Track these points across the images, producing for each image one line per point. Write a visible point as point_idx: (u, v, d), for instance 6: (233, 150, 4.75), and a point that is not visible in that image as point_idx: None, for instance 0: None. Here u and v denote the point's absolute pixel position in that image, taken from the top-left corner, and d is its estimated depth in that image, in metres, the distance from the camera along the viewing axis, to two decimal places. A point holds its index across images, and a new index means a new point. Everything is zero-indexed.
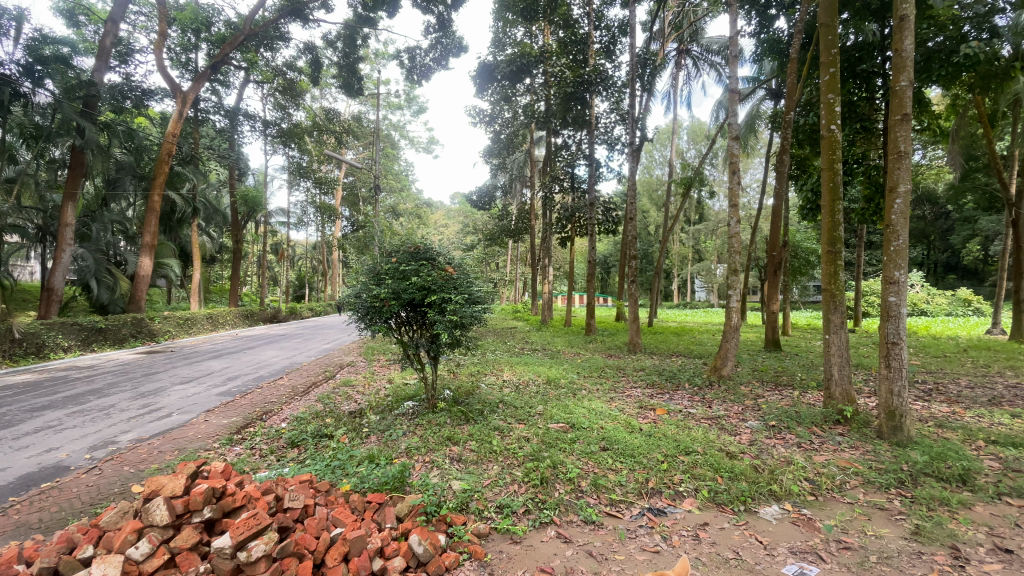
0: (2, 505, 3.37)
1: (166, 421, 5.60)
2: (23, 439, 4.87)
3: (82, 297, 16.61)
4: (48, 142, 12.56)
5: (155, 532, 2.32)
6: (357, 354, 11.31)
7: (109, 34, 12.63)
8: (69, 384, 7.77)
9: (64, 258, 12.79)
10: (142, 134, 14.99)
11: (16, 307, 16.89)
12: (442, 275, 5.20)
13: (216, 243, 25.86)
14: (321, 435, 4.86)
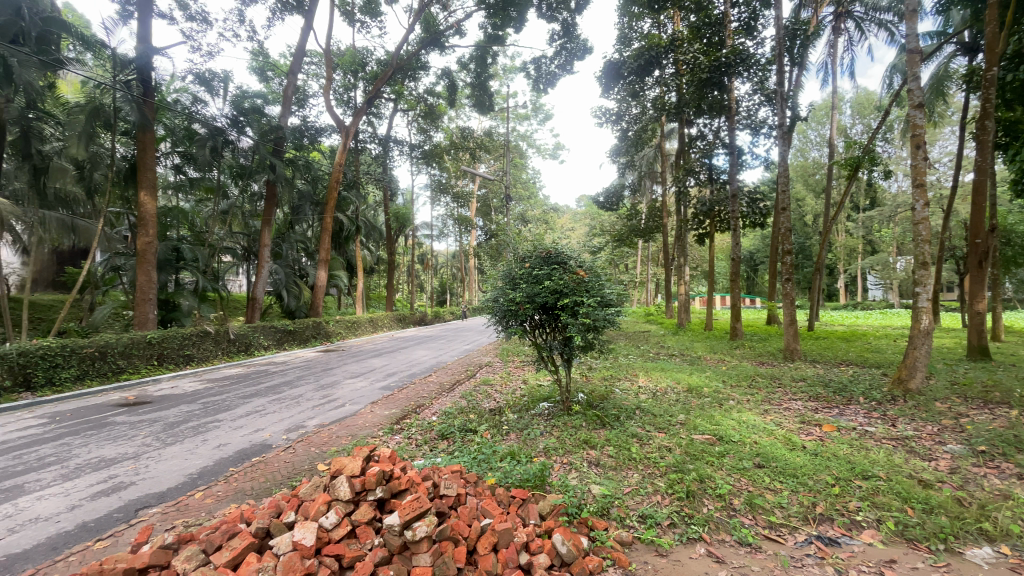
0: (226, 473, 4.23)
1: (340, 410, 6.52)
2: (239, 420, 6.06)
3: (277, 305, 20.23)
4: (250, 178, 15.48)
5: (340, 505, 2.69)
6: (494, 355, 11.91)
7: (290, 83, 15.13)
8: (270, 376, 9.50)
9: (263, 273, 15.58)
10: (316, 165, 17.69)
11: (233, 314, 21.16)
12: (574, 278, 5.22)
13: (373, 256, 29.34)
14: (466, 429, 5.20)
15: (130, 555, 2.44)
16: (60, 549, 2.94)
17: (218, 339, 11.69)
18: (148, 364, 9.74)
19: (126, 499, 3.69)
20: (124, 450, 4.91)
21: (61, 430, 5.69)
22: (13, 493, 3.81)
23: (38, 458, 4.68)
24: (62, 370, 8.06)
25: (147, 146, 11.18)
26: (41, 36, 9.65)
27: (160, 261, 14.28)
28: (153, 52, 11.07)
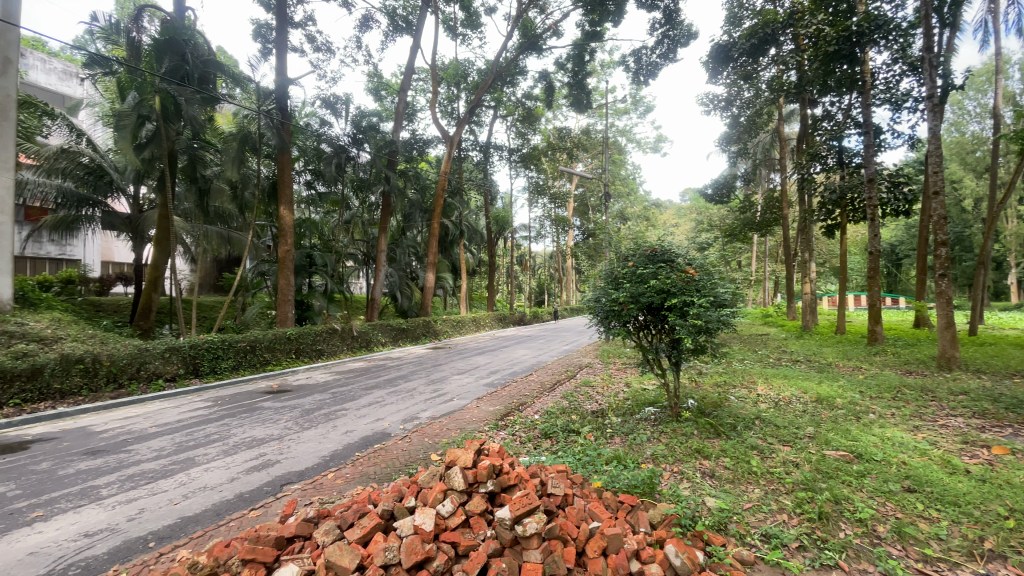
0: (353, 457, 4.67)
1: (448, 404, 6.88)
2: (362, 410, 6.66)
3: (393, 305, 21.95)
4: (367, 190, 16.95)
5: (455, 495, 2.84)
6: (595, 357, 11.73)
7: (401, 100, 16.32)
8: (386, 371, 10.31)
9: (380, 275, 16.95)
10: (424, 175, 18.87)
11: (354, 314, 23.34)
12: (682, 277, 4.97)
13: (476, 258, 30.48)
14: (570, 430, 5.21)
15: (280, 524, 2.80)
16: (223, 515, 3.45)
17: (343, 336, 12.95)
18: (288, 357, 11.10)
19: (273, 475, 4.24)
20: (271, 432, 5.65)
21: (222, 412, 6.70)
22: (188, 464, 4.56)
23: (206, 435, 5.55)
24: (222, 361, 9.48)
25: (285, 166, 12.77)
26: (201, 75, 11.16)
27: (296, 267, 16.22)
28: (288, 83, 12.60)
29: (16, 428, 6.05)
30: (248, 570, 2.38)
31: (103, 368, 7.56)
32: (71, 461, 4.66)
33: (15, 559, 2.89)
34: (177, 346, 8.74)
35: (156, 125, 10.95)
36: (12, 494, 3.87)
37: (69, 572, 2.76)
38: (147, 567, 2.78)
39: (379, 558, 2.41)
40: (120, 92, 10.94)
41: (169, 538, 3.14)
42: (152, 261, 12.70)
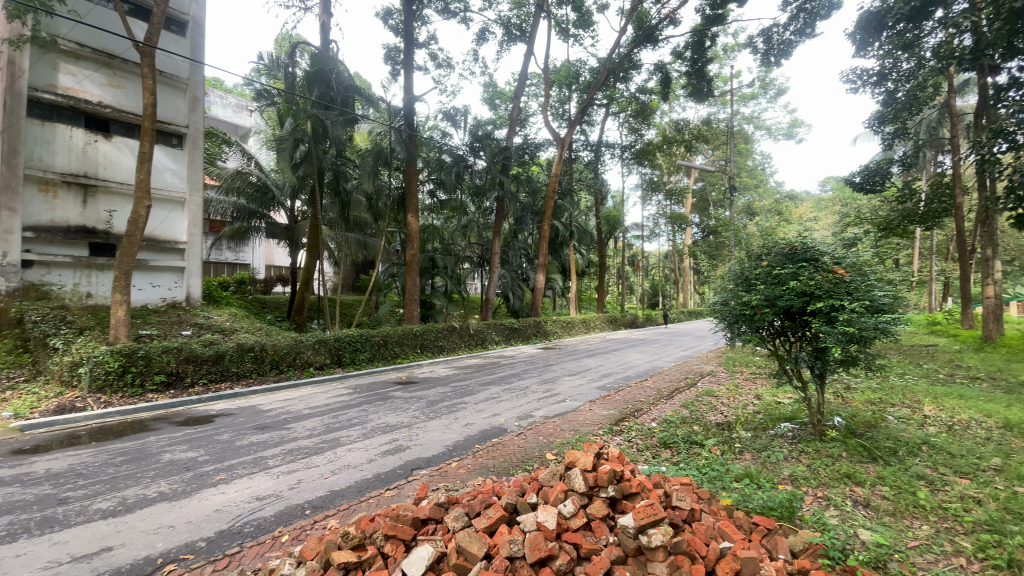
0: (474, 449, 4.91)
1: (562, 405, 6.92)
2: (480, 404, 6.98)
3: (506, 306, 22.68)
4: (483, 195, 17.74)
5: (576, 496, 2.86)
6: (717, 364, 10.95)
7: (515, 107, 16.81)
8: (501, 368, 10.69)
9: (495, 276, 17.60)
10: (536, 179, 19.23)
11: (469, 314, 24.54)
12: (829, 278, 4.47)
13: (586, 259, 30.24)
14: (692, 441, 4.94)
15: (414, 505, 3.04)
16: (362, 493, 3.84)
17: (461, 333, 13.68)
18: (413, 351, 12.04)
19: (404, 459, 4.62)
20: (401, 419, 6.18)
21: (360, 399, 7.47)
22: (334, 443, 5.17)
23: (349, 418, 6.24)
24: (360, 353, 10.59)
25: (412, 177, 13.84)
26: (343, 99, 12.59)
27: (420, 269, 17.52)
28: (414, 100, 13.67)
29: (205, 404, 7.35)
30: (390, 544, 2.63)
31: (268, 356, 8.87)
32: (246, 434, 5.54)
33: (207, 512, 3.51)
34: (324, 338, 9.93)
35: (307, 146, 12.58)
36: (203, 458, 4.71)
37: (246, 528, 3.28)
38: (306, 531, 3.21)
39: (504, 550, 2.50)
40: (280, 120, 12.78)
41: (320, 508, 3.58)
42: (304, 264, 14.61)
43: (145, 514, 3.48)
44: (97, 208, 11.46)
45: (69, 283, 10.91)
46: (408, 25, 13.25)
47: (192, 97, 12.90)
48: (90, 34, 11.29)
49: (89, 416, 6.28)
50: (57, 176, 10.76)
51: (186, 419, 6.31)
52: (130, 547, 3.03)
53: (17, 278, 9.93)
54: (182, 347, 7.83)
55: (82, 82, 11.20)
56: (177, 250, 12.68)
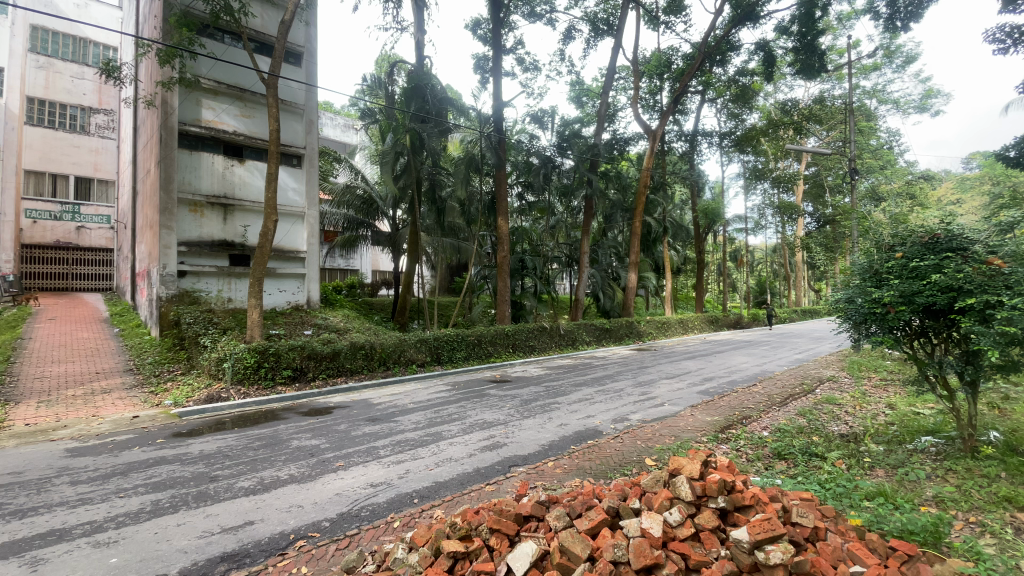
0: (569, 450, 4.92)
1: (660, 409, 6.68)
2: (574, 405, 6.96)
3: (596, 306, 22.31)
4: (571, 195, 17.67)
5: (682, 505, 2.75)
6: (839, 368, 9.86)
7: (603, 103, 16.48)
8: (594, 369, 10.55)
9: (585, 276, 17.44)
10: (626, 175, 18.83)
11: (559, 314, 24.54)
12: (982, 270, 3.85)
13: (681, 256, 28.79)
14: (811, 453, 4.51)
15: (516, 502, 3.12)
16: (465, 486, 4.02)
17: (552, 334, 13.74)
18: (506, 351, 12.33)
19: (502, 455, 4.76)
20: (498, 416, 6.36)
21: (458, 395, 7.81)
22: (437, 437, 5.46)
23: (449, 414, 6.56)
24: (456, 351, 11.08)
25: (501, 182, 14.17)
26: (437, 111, 13.20)
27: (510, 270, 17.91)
28: (503, 105, 13.98)
29: (324, 397, 8.14)
30: (495, 537, 2.72)
31: (376, 353, 9.60)
32: (359, 425, 6.05)
33: (330, 495, 3.89)
34: (425, 337, 10.54)
35: (407, 158, 13.40)
36: (324, 446, 5.23)
37: (362, 512, 3.58)
38: (414, 519, 3.43)
39: (608, 554, 2.47)
40: (381, 135, 13.74)
41: (427, 498, 3.81)
42: (405, 268, 15.61)
43: (280, 493, 3.95)
44: (235, 224, 13.18)
45: (214, 289, 12.70)
46: (496, 33, 13.59)
47: (308, 120, 14.34)
48: (226, 72, 13.02)
49: (233, 406, 7.25)
50: (204, 198, 12.55)
51: (309, 410, 7.03)
52: (268, 522, 3.45)
53: (174, 286, 11.96)
54: (305, 345, 8.73)
55: (220, 115, 12.94)
56: (297, 259, 14.17)
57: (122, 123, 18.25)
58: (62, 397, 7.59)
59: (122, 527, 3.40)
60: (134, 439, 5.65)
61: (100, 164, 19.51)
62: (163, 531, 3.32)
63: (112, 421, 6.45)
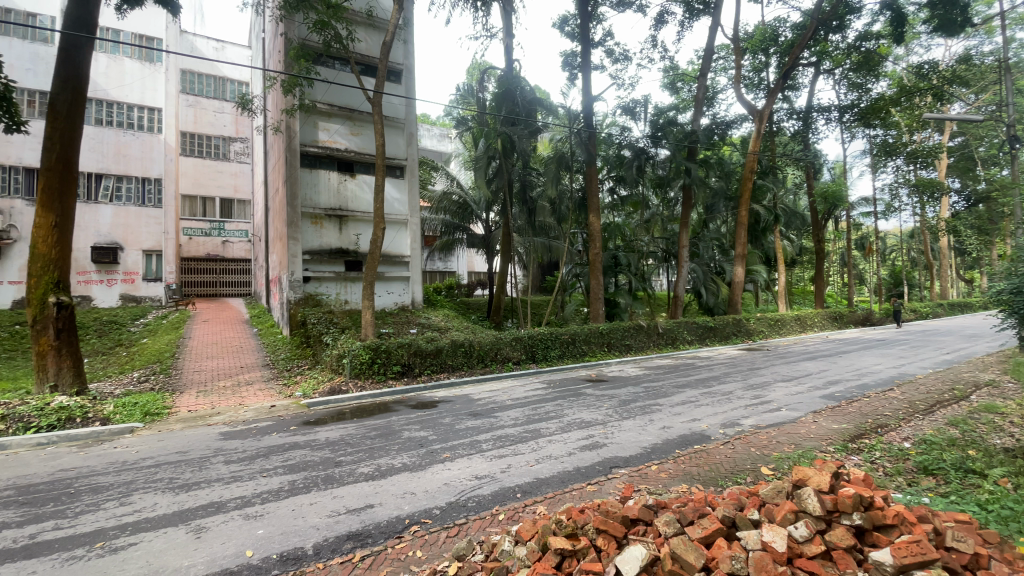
0: (674, 454, 4.73)
1: (776, 414, 6.17)
2: (677, 407, 6.66)
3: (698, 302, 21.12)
4: (667, 186, 16.93)
5: (810, 520, 2.51)
6: (1001, 371, 8.37)
7: (701, 86, 15.55)
8: (698, 370, 10.01)
9: (684, 272, 16.66)
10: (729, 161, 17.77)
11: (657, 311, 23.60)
12: None
13: (796, 246, 26.18)
14: (967, 469, 3.88)
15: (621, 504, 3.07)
16: (566, 484, 4.04)
17: (650, 332, 13.29)
18: (602, 349, 12.18)
19: (602, 456, 4.70)
20: (596, 416, 6.29)
21: (555, 394, 7.85)
22: (536, 434, 5.55)
23: (547, 411, 6.63)
24: (551, 350, 11.16)
25: (593, 178, 13.96)
26: (527, 112, 13.37)
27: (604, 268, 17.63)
28: (593, 100, 13.79)
29: (429, 391, 8.65)
30: (602, 538, 2.70)
31: (475, 351, 9.98)
32: (462, 420, 6.33)
33: (438, 485, 4.13)
34: (520, 336, 10.73)
35: (499, 161, 13.80)
36: (431, 437, 5.56)
37: (469, 503, 3.75)
38: (518, 513, 3.52)
39: (724, 565, 2.33)
40: (474, 141, 14.25)
41: (530, 493, 3.88)
42: (499, 269, 16.07)
43: (395, 480, 4.28)
44: (349, 233, 14.46)
45: (333, 292, 14.09)
46: (584, 27, 13.43)
47: (408, 133, 15.29)
48: (337, 96, 14.35)
49: (352, 398, 7.98)
50: (323, 211, 13.95)
51: (416, 404, 7.50)
52: (386, 506, 3.75)
53: (301, 290, 13.44)
54: (412, 342, 9.33)
55: (333, 135, 14.26)
56: (402, 263, 15.18)
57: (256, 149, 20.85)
58: (217, 388, 8.89)
59: (265, 502, 3.90)
60: (272, 425, 6.44)
61: (239, 186, 22.55)
62: (298, 508, 3.76)
63: (255, 409, 7.42)
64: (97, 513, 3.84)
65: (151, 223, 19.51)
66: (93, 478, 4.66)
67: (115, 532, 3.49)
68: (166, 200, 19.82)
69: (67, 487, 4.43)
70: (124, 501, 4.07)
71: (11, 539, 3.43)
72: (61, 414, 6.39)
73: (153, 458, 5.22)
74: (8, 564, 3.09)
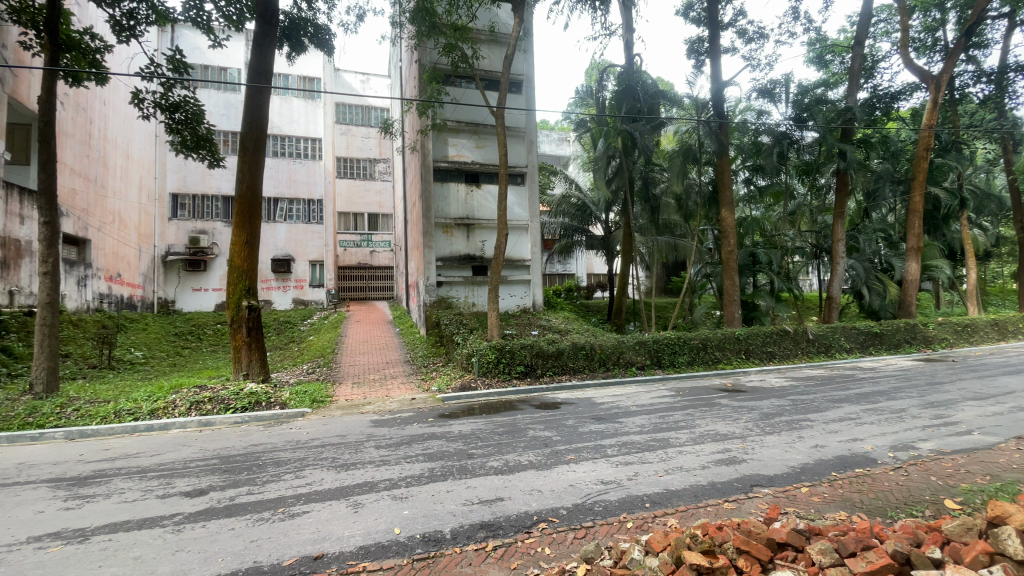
0: (828, 476, 4.20)
1: (967, 438, 5.11)
2: (833, 424, 5.87)
3: (857, 304, 18.36)
4: (816, 173, 15.02)
5: (1010, 565, 2.17)
6: None
7: (857, 56, 13.56)
8: (859, 383, 8.69)
9: (840, 269, 14.65)
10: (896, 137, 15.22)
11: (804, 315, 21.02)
12: None
13: (993, 235, 21.37)
14: None
15: (766, 526, 2.86)
16: (700, 498, 3.82)
17: (797, 339, 11.89)
18: (738, 357, 11.23)
19: (741, 472, 4.34)
20: (733, 429, 5.82)
21: (685, 402, 7.43)
22: (664, 443, 5.32)
23: (676, 420, 6.31)
24: (680, 355, 10.61)
25: (725, 169, 12.98)
26: (650, 107, 12.94)
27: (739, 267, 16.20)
28: (723, 86, 12.83)
29: (552, 392, 8.78)
30: (744, 559, 2.52)
31: (598, 354, 9.90)
32: (586, 423, 6.32)
33: (565, 485, 4.19)
34: (644, 340, 10.37)
35: (619, 160, 13.57)
36: (556, 438, 5.66)
37: (596, 507, 3.74)
38: (648, 523, 3.43)
39: None
40: (594, 141, 14.21)
41: (659, 504, 3.75)
42: (622, 270, 15.73)
43: (523, 476, 4.45)
44: (475, 239, 15.35)
45: (463, 295, 15.05)
46: (712, 10, 12.56)
47: (529, 140, 15.70)
48: (464, 112, 15.32)
49: (482, 395, 8.45)
50: (452, 220, 14.99)
51: (540, 404, 7.67)
52: (514, 501, 3.91)
53: (435, 294, 14.59)
54: (535, 344, 9.57)
55: (461, 149, 15.29)
56: (524, 266, 15.63)
57: (396, 167, 23.11)
58: (369, 380, 10.09)
59: (408, 486, 4.33)
60: (412, 416, 7.11)
61: (382, 202, 25.17)
62: (436, 494, 4.11)
63: (398, 401, 8.27)
64: (278, 483, 4.61)
65: (315, 237, 22.79)
66: (275, 453, 5.61)
67: (292, 501, 4.16)
68: (325, 217, 23.01)
69: (255, 459, 5.39)
70: (297, 475, 4.83)
71: (217, 499, 4.28)
72: (252, 397, 7.81)
73: (319, 439, 6.11)
74: (219, 519, 3.88)
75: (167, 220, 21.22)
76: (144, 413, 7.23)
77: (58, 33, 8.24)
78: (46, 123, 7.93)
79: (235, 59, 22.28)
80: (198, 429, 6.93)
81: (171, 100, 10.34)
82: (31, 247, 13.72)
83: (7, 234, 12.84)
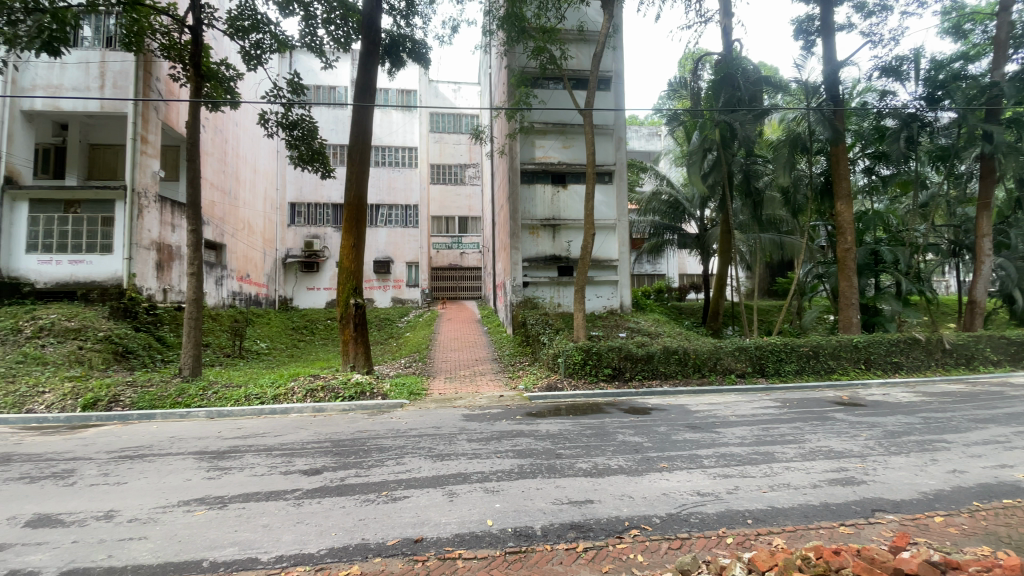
0: (969, 505, 3.67)
1: None
2: (976, 447, 5.08)
3: (1006, 309, 15.87)
4: (955, 159, 13.05)
5: None
6: None
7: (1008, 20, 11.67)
8: (1013, 401, 7.41)
9: (985, 269, 12.59)
10: None
11: (938, 321, 18.67)
12: None
13: None
14: None
15: (892, 554, 2.58)
16: (810, 519, 3.52)
17: (930, 348, 10.41)
18: (857, 367, 10.09)
19: (860, 495, 3.93)
20: (850, 446, 5.26)
21: (792, 415, 6.83)
22: (769, 457, 4.95)
23: (782, 434, 5.84)
24: (786, 363, 9.78)
25: (841, 159, 11.72)
26: (751, 96, 12.10)
27: (857, 266, 14.53)
28: (838, 66, 11.63)
29: (642, 397, 8.54)
30: None
31: (692, 359, 9.44)
32: (680, 430, 6.08)
33: (657, 493, 4.08)
34: (745, 346, 9.71)
35: (716, 153, 12.96)
36: (647, 444, 5.51)
37: (692, 518, 3.61)
38: (750, 540, 3.24)
39: None
40: (688, 135, 13.61)
41: (763, 522, 3.51)
42: (718, 271, 14.83)
43: (614, 480, 4.40)
44: (562, 240, 15.38)
45: (548, 295, 15.16)
46: None
47: (617, 138, 15.39)
48: (553, 114, 15.39)
49: (570, 395, 8.46)
50: (539, 221, 15.15)
51: (629, 408, 7.49)
52: (605, 504, 3.89)
53: (521, 294, 14.82)
54: (623, 346, 9.38)
55: (548, 151, 15.38)
56: (611, 267, 15.35)
57: (485, 171, 23.83)
58: (459, 376, 10.54)
59: (499, 480, 4.48)
60: (501, 413, 7.31)
61: (472, 206, 26.03)
62: (526, 491, 4.21)
63: (488, 397, 8.56)
64: (382, 468, 5.00)
65: (411, 240, 24.24)
66: (378, 440, 6.08)
67: (393, 485, 4.50)
68: (421, 221, 24.41)
69: (361, 445, 5.89)
70: (398, 461, 5.21)
71: (330, 479, 4.75)
72: (358, 387, 8.55)
73: (417, 429, 6.52)
74: (330, 497, 4.30)
75: (286, 226, 23.76)
76: (269, 398, 8.21)
77: (200, 65, 9.63)
78: (192, 144, 9.29)
79: (342, 78, 24.41)
80: (313, 415, 7.73)
81: (291, 119, 11.61)
82: (180, 251, 16.21)
83: (161, 240, 15.26)
